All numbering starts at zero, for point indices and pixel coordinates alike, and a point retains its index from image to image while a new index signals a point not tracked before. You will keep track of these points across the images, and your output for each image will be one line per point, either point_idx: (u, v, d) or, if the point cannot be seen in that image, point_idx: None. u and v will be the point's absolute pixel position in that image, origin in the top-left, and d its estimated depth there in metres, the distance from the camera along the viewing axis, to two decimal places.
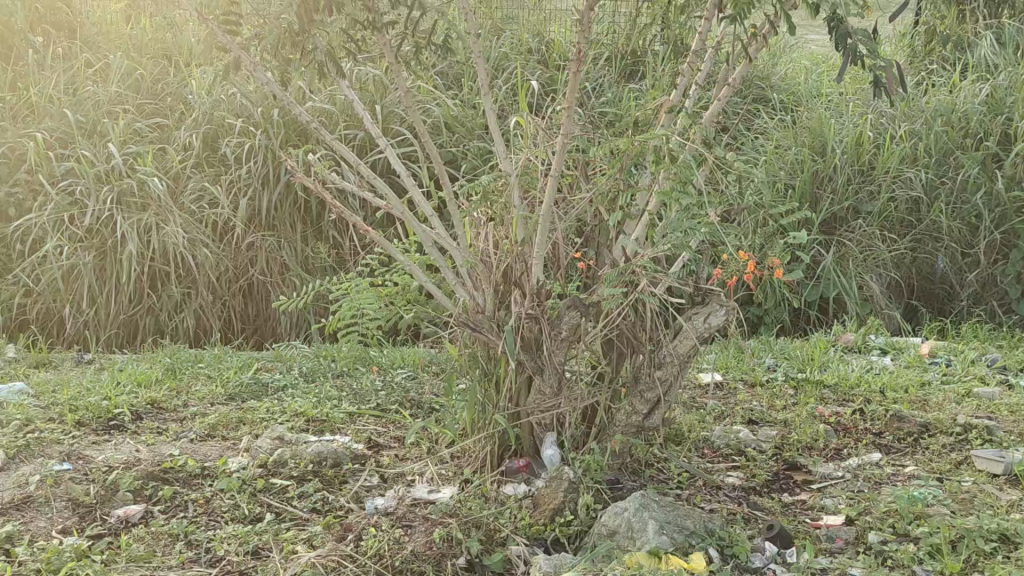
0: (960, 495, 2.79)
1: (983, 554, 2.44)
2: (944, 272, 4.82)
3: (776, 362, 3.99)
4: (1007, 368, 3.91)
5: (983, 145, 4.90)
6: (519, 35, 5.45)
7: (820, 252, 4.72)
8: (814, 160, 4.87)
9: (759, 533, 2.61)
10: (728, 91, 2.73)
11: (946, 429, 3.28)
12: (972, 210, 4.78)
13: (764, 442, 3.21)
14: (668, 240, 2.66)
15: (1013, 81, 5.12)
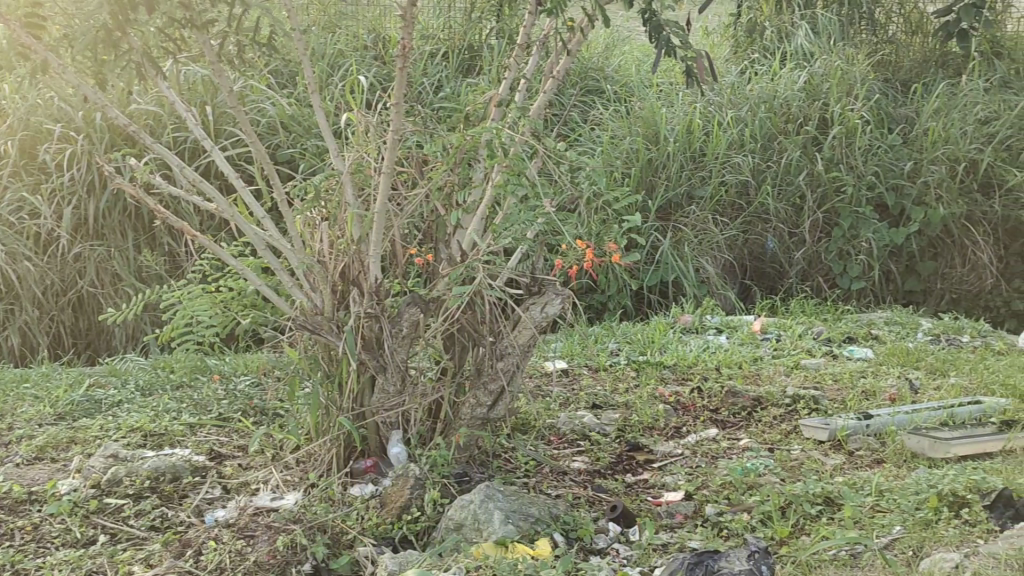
0: (789, 463, 2.94)
1: (811, 517, 2.58)
2: (774, 252, 5.06)
3: (619, 347, 4.09)
4: (831, 339, 4.12)
5: (803, 130, 5.15)
6: (353, 31, 5.38)
7: (658, 239, 4.88)
8: (648, 149, 5.03)
9: (604, 515, 2.68)
10: (554, 83, 2.77)
11: (776, 401, 3.45)
12: (796, 191, 5.02)
13: (607, 425, 3.30)
14: (504, 233, 2.69)
15: (828, 68, 5.40)
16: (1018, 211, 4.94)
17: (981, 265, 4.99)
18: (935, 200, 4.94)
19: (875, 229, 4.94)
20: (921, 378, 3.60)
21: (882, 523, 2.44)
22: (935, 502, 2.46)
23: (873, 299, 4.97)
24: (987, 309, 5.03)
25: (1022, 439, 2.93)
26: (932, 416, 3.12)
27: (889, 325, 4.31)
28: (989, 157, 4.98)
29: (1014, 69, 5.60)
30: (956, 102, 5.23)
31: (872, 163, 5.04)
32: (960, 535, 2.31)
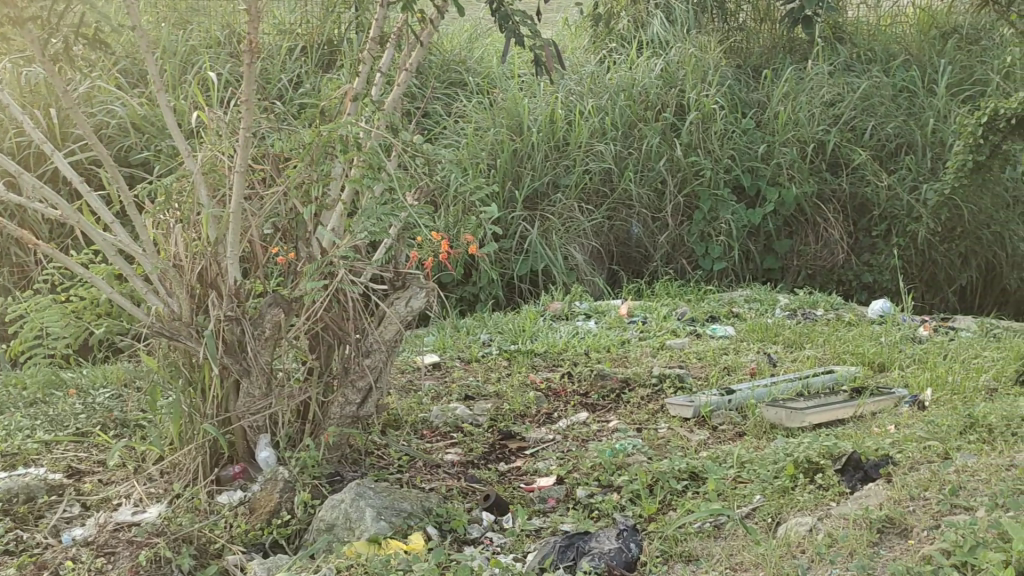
0: (656, 442, 3.02)
1: (677, 493, 2.66)
2: (639, 237, 5.17)
3: (491, 337, 4.11)
4: (695, 319, 4.24)
5: (662, 116, 5.27)
6: (206, 27, 5.23)
7: (525, 229, 4.93)
8: (512, 139, 5.07)
9: (476, 505, 2.69)
10: (408, 76, 2.75)
11: (643, 381, 3.53)
12: (657, 177, 5.15)
13: (480, 415, 3.32)
14: (363, 229, 2.66)
15: (682, 57, 5.55)
16: (864, 188, 5.19)
17: (833, 240, 5.21)
18: (788, 181, 5.14)
19: (734, 210, 5.10)
20: (779, 351, 3.75)
21: (743, 494, 2.53)
22: (792, 469, 2.56)
23: (734, 278, 5.13)
24: (840, 282, 5.22)
25: (871, 404, 3.09)
26: (788, 387, 3.26)
27: (749, 302, 4.46)
28: (836, 138, 5.22)
29: (856, 54, 5.87)
30: (803, 86, 5.45)
31: (728, 147, 5.21)
32: (815, 499, 2.42)
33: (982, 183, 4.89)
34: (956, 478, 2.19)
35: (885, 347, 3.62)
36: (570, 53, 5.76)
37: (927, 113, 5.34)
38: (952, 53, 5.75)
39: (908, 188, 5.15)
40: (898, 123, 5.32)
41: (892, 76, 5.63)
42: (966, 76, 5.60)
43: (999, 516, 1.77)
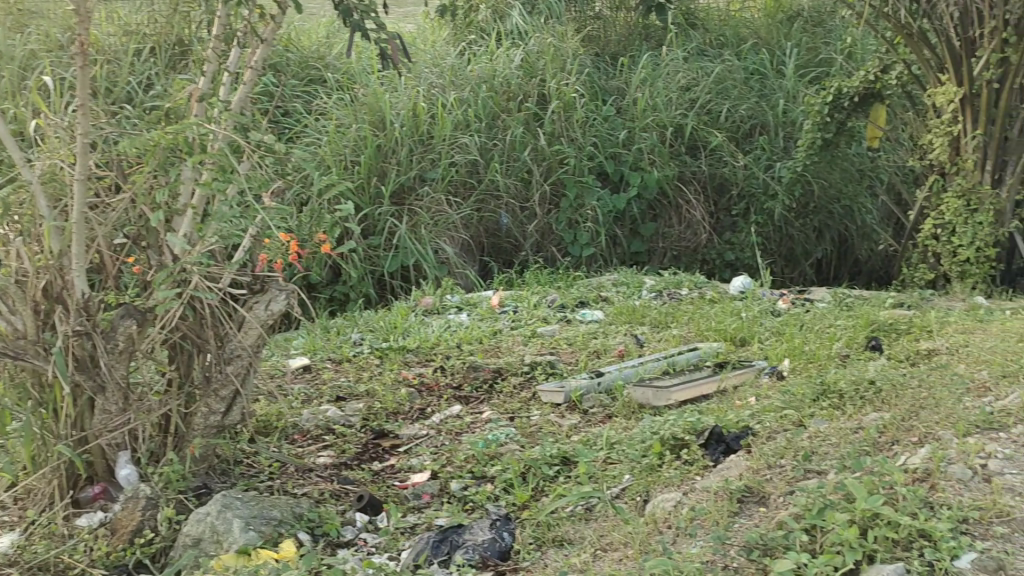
0: (528, 429, 3.04)
1: (549, 478, 2.69)
2: (509, 228, 5.18)
3: (362, 335, 4.06)
4: (565, 305, 4.28)
5: (524, 107, 5.30)
6: (47, 31, 5.01)
7: (394, 224, 4.88)
8: (375, 135, 5.03)
9: (350, 506, 2.66)
10: (255, 74, 2.68)
11: (515, 370, 3.55)
12: (523, 166, 5.17)
13: (352, 416, 3.28)
14: (217, 232, 2.59)
15: (542, 46, 5.59)
16: (722, 168, 5.34)
17: (696, 221, 5.36)
18: (650, 165, 5.25)
19: (598, 196, 5.18)
20: (646, 333, 3.83)
21: (613, 475, 2.58)
22: (659, 447, 2.61)
23: (602, 263, 5.19)
24: (704, 261, 5.36)
25: (733, 377, 3.19)
26: (654, 367, 3.33)
27: (617, 286, 4.54)
28: (693, 121, 5.35)
29: (708, 39, 6.03)
30: (660, 72, 5.57)
31: (590, 135, 5.28)
32: (680, 475, 2.47)
33: (830, 159, 5.10)
34: (809, 444, 2.26)
35: (745, 322, 3.74)
36: (430, 46, 5.73)
37: (778, 94, 5.53)
38: (798, 35, 5.97)
39: (764, 167, 5.33)
40: (751, 105, 5.50)
41: (744, 60, 5.81)
42: (812, 58, 5.83)
43: (844, 478, 1.84)
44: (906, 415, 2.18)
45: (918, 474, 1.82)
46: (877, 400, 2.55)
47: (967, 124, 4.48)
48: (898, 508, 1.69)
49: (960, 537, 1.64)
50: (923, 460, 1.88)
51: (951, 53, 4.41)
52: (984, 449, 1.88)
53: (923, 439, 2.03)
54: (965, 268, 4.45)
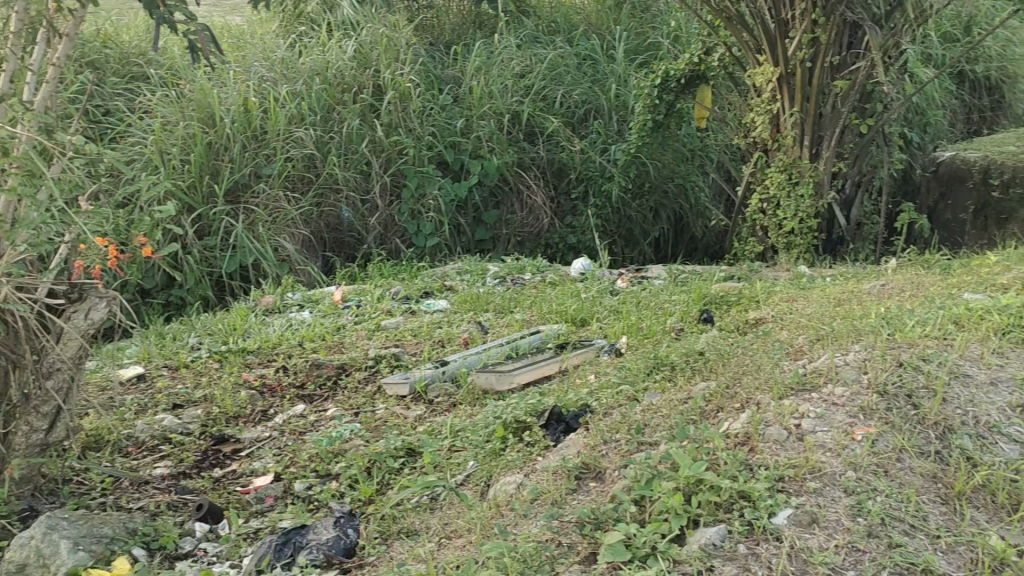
0: (374, 423, 3.01)
1: (395, 471, 2.67)
2: (350, 221, 5.10)
3: (199, 340, 3.91)
4: (409, 296, 4.26)
5: (359, 98, 5.23)
6: None
7: (230, 224, 4.73)
8: (205, 132, 4.87)
9: (189, 516, 2.57)
10: (59, 71, 2.53)
11: (359, 365, 3.50)
12: (361, 159, 5.10)
13: (190, 423, 3.15)
14: (29, 239, 2.43)
15: (374, 36, 5.52)
16: (560, 153, 5.42)
17: (537, 206, 5.43)
18: (488, 153, 5.28)
19: (440, 185, 5.16)
20: (489, 319, 3.85)
21: (457, 462, 2.58)
22: (502, 432, 2.64)
23: (446, 253, 5.18)
24: (547, 246, 5.43)
25: (574, 357, 3.26)
26: (497, 352, 3.35)
27: (461, 274, 4.54)
28: (529, 107, 5.42)
29: (540, 25, 6.10)
30: (494, 60, 5.61)
31: (428, 124, 5.26)
32: (522, 458, 2.50)
33: (662, 140, 5.26)
34: (642, 418, 2.33)
35: (585, 303, 3.81)
36: (258, 38, 5.58)
37: (609, 78, 5.65)
38: (627, 20, 6.11)
39: (599, 150, 5.45)
40: (583, 90, 5.60)
41: (575, 46, 5.92)
42: (640, 42, 5.98)
43: (669, 448, 1.90)
44: (730, 383, 2.27)
45: (738, 438, 1.91)
46: (705, 369, 2.64)
47: (785, 103, 4.68)
48: (720, 472, 1.76)
49: (777, 495, 1.72)
50: (742, 424, 1.97)
51: (767, 35, 4.58)
52: (798, 410, 1.97)
53: (744, 405, 2.12)
54: (791, 240, 4.68)
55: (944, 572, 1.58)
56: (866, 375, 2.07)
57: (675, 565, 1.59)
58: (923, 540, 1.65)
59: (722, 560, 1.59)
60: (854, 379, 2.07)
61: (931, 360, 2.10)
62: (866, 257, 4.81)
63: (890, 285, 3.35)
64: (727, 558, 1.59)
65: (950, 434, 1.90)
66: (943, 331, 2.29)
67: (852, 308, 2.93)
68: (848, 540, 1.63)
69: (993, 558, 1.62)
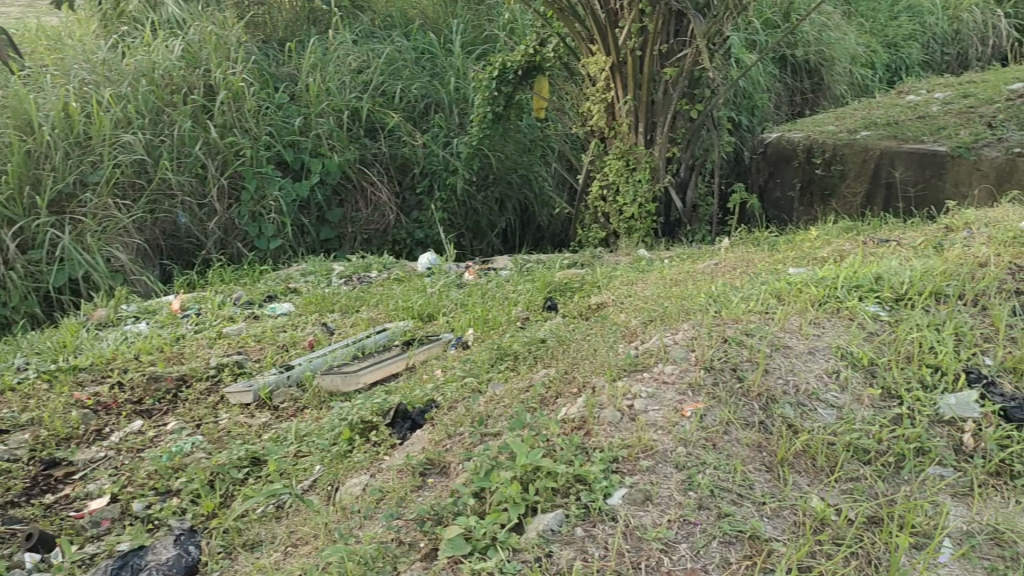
0: (216, 434, 2.92)
1: (239, 482, 2.60)
2: (187, 227, 4.92)
3: (26, 360, 3.69)
4: (252, 301, 4.15)
5: (189, 99, 5.05)
6: None
7: (56, 235, 4.48)
8: (23, 140, 4.60)
9: (18, 548, 2.42)
10: None
11: (200, 375, 3.38)
12: (195, 162, 4.92)
13: (17, 449, 2.96)
14: None
15: (202, 34, 5.35)
16: (402, 149, 5.39)
17: (382, 203, 5.37)
18: (329, 151, 5.20)
19: (280, 186, 5.04)
20: (335, 319, 3.79)
21: (303, 468, 2.53)
22: (348, 433, 2.60)
23: (290, 254, 5.08)
24: (394, 242, 5.40)
25: (420, 353, 3.25)
26: (342, 353, 3.30)
27: (305, 276, 4.46)
28: (367, 103, 5.35)
29: (375, 21, 6.05)
30: (329, 56, 5.53)
31: (264, 124, 5.12)
32: (369, 458, 2.47)
33: (503, 132, 5.30)
34: (485, 409, 2.34)
35: (432, 297, 3.80)
36: (77, 39, 5.32)
37: (448, 72, 5.65)
38: (463, 13, 6.13)
39: (441, 144, 5.45)
40: (422, 84, 5.57)
41: (412, 40, 5.89)
42: (477, 34, 6.00)
43: (508, 437, 1.92)
44: (568, 369, 2.31)
45: (574, 422, 1.95)
46: (547, 357, 2.68)
47: (618, 91, 4.78)
48: (556, 458, 1.80)
49: (612, 476, 1.77)
50: (578, 409, 2.01)
51: (597, 25, 4.63)
52: (631, 391, 2.04)
53: (581, 390, 2.16)
54: (631, 225, 4.80)
55: (769, 537, 1.65)
56: (693, 352, 2.16)
57: (515, 554, 1.60)
58: (750, 508, 1.72)
59: (560, 545, 1.61)
60: (683, 357, 2.15)
61: (754, 334, 2.20)
62: (703, 237, 5.01)
63: (722, 263, 3.47)
64: (565, 542, 1.62)
65: (773, 404, 1.99)
66: (765, 305, 2.39)
67: (685, 287, 3.03)
68: (680, 514, 1.68)
69: (814, 519, 1.70)
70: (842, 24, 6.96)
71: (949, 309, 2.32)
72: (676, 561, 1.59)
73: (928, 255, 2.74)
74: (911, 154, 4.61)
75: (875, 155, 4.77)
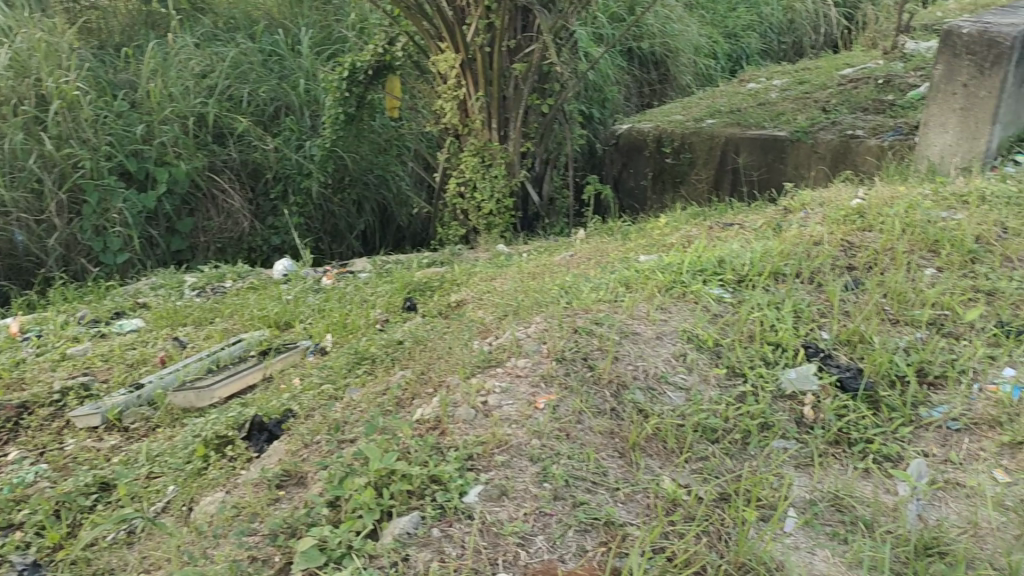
0: (63, 461, 2.76)
1: (88, 509, 2.48)
2: (25, 245, 4.65)
3: None
4: (98, 319, 3.96)
5: (20, 110, 4.74)
6: None
7: None
8: None
9: None
10: None
11: (43, 402, 3.17)
12: (30, 175, 4.64)
13: None
14: None
15: (31, 41, 5.05)
16: (253, 153, 5.25)
17: (235, 210, 5.21)
18: (175, 158, 5.01)
19: (125, 197, 4.82)
20: (188, 333, 3.65)
21: (156, 489, 2.42)
22: (203, 450, 2.51)
23: (140, 267, 4.89)
24: (250, 249, 5.26)
25: (277, 362, 3.18)
26: (195, 368, 3.17)
27: (155, 290, 4.29)
28: (214, 108, 5.18)
29: (218, 23, 5.87)
30: (171, 60, 5.33)
31: (104, 133, 4.88)
32: (225, 473, 2.40)
33: (357, 133, 5.24)
34: (341, 415, 2.30)
35: (288, 305, 3.71)
36: None
37: (297, 74, 5.54)
38: (309, 13, 6.03)
39: (294, 147, 5.34)
40: (270, 86, 5.44)
41: (258, 42, 5.74)
42: (325, 35, 5.92)
43: (361, 443, 1.90)
44: (424, 369, 2.30)
45: (429, 423, 1.94)
46: (404, 359, 2.67)
47: (469, 88, 4.76)
48: (410, 460, 1.78)
49: (466, 474, 1.76)
50: (432, 409, 2.00)
51: (445, 23, 4.58)
52: (484, 388, 2.04)
53: (436, 390, 2.15)
54: (490, 221, 4.83)
55: (624, 521, 1.68)
56: (545, 345, 2.19)
57: (371, 560, 1.58)
58: (604, 495, 1.74)
59: (416, 547, 1.60)
60: (535, 351, 2.18)
61: (603, 323, 2.24)
62: (560, 229, 5.08)
63: (578, 254, 3.52)
64: (422, 544, 1.60)
65: (623, 390, 2.02)
66: (614, 294, 2.43)
67: (540, 281, 3.04)
68: (536, 506, 1.69)
69: (666, 501, 1.74)
70: (684, 16, 7.13)
71: (788, 288, 2.42)
72: (533, 553, 1.60)
73: (768, 237, 2.85)
74: (754, 139, 4.78)
75: (720, 143, 4.93)
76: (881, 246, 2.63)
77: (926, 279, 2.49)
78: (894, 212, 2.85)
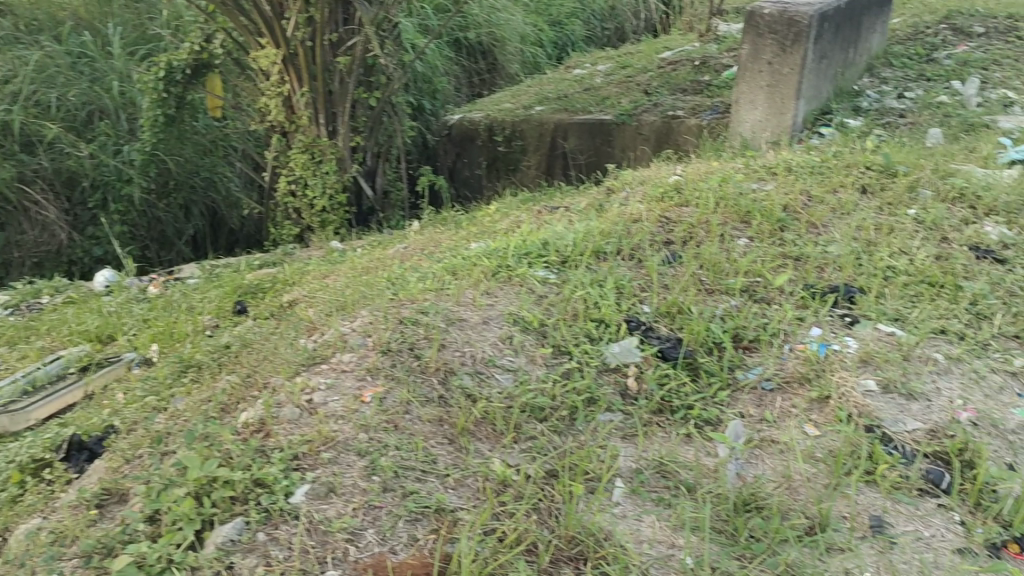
0: None
1: None
2: None
3: None
4: None
5: None
6: None
7: None
8: None
9: None
10: None
11: None
12: None
13: None
14: None
15: None
16: (66, 161, 4.96)
17: (50, 222, 4.95)
18: None
19: None
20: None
21: None
22: (17, 476, 2.34)
23: None
24: (70, 262, 5.03)
25: (100, 378, 3.03)
26: (7, 390, 2.93)
27: None
28: (19, 115, 4.86)
29: (18, 25, 5.52)
30: None
31: None
32: (42, 498, 2.25)
33: (179, 135, 5.04)
34: (164, 426, 2.21)
35: (109, 318, 3.53)
36: None
37: (109, 75, 5.27)
38: (119, 11, 5.75)
39: (111, 152, 5.08)
40: (81, 90, 5.16)
41: (64, 43, 5.41)
42: (138, 34, 5.67)
43: (182, 452, 1.83)
44: (250, 372, 2.24)
45: (253, 426, 1.89)
46: (231, 364, 2.60)
47: (293, 84, 4.64)
48: (233, 466, 1.73)
49: (292, 474, 1.72)
50: (256, 412, 1.95)
51: (263, 19, 4.44)
52: (309, 386, 2.00)
53: (261, 392, 2.10)
54: (324, 218, 4.76)
55: (454, 507, 1.68)
56: (370, 338, 2.18)
57: (193, 573, 1.53)
58: (433, 482, 1.74)
59: (241, 554, 1.55)
60: (360, 345, 2.17)
61: (429, 312, 2.24)
62: (396, 223, 5.06)
63: (411, 245, 3.51)
64: (246, 551, 1.56)
65: (451, 377, 2.02)
66: (441, 283, 2.43)
67: (372, 275, 3.01)
68: (365, 500, 1.67)
69: (496, 482, 1.75)
70: (509, 6, 7.23)
71: (609, 265, 2.48)
72: (362, 548, 1.58)
73: (591, 217, 2.92)
74: (581, 124, 4.87)
75: (549, 129, 5.00)
76: (696, 220, 2.74)
77: (739, 249, 2.60)
78: (708, 187, 2.97)
